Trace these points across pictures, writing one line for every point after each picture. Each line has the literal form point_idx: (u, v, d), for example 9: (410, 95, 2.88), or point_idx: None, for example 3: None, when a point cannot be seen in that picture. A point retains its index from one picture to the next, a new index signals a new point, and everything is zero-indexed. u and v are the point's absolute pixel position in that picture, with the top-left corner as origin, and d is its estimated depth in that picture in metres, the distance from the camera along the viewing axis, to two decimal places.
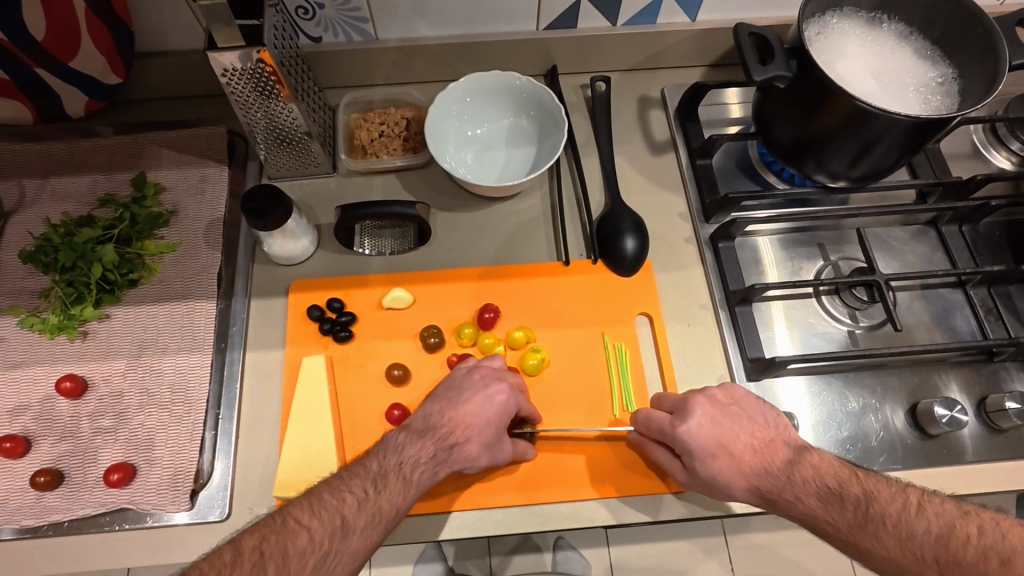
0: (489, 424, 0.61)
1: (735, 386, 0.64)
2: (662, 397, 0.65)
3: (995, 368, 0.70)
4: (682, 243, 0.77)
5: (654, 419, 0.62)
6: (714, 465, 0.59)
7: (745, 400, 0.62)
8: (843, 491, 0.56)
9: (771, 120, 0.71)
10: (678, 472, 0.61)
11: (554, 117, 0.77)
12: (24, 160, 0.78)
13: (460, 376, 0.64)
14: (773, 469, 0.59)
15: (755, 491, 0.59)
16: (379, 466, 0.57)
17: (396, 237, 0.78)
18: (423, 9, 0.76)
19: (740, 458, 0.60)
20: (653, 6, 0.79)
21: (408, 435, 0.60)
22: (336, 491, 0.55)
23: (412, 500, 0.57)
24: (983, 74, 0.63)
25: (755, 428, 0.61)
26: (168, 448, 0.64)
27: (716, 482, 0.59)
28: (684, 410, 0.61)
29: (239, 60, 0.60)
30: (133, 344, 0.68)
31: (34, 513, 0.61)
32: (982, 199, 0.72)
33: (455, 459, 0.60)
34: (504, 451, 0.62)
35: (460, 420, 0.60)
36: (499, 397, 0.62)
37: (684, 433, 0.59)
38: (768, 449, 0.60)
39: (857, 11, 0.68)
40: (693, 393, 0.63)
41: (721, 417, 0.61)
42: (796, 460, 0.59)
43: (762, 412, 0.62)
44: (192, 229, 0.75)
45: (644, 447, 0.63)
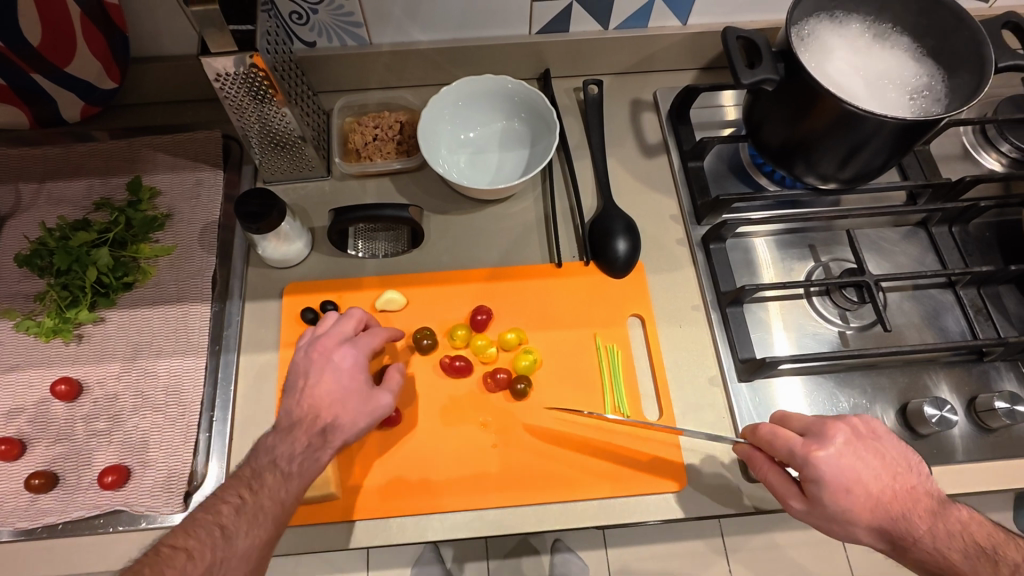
0: (347, 393, 0.62)
1: (874, 419, 0.59)
2: (789, 418, 0.60)
3: (986, 368, 0.70)
4: (674, 245, 0.78)
5: (780, 439, 0.57)
6: (845, 499, 0.54)
7: (887, 439, 0.58)
8: (998, 553, 0.53)
9: (762, 123, 0.72)
10: (795, 498, 0.57)
11: (546, 121, 0.78)
12: (20, 165, 0.79)
13: (301, 358, 0.63)
14: (911, 515, 0.54)
15: (880, 532, 0.55)
16: (252, 470, 0.57)
17: (390, 240, 0.79)
18: (416, 14, 0.77)
19: (878, 495, 0.55)
20: (644, 10, 0.80)
21: (277, 434, 0.60)
22: (210, 505, 0.54)
23: (297, 492, 0.57)
24: (969, 73, 0.63)
25: (899, 470, 0.56)
26: (162, 450, 0.64)
27: (842, 517, 0.55)
28: (820, 435, 0.56)
29: (232, 65, 0.61)
30: (128, 347, 0.69)
31: (28, 515, 0.62)
32: (971, 201, 0.73)
33: (334, 439, 0.60)
34: (380, 402, 0.62)
35: (321, 401, 0.61)
36: (346, 363, 0.63)
37: (820, 459, 0.54)
38: (910, 492, 0.55)
39: (846, 13, 0.69)
40: (832, 419, 0.58)
41: (865, 451, 0.56)
42: (942, 511, 0.54)
43: (903, 456, 0.57)
44: (187, 233, 0.75)
45: (754, 464, 0.60)
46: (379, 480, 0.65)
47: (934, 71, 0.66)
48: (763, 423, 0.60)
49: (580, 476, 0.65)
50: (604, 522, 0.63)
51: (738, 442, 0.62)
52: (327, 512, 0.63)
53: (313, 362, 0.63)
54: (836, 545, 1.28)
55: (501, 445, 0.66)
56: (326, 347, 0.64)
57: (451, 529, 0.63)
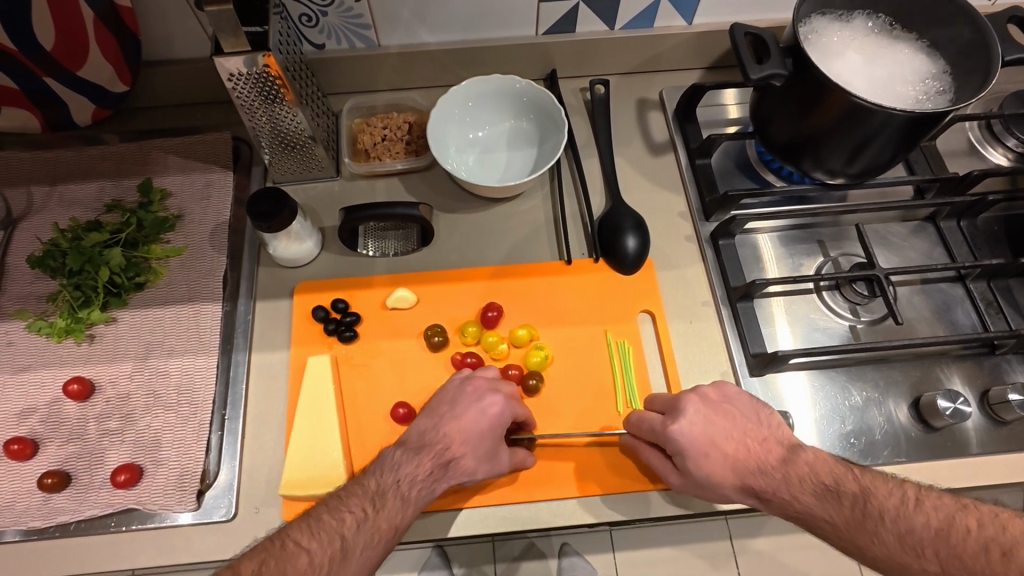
0: (482, 437, 0.60)
1: (728, 384, 0.63)
2: (652, 398, 0.65)
3: (997, 361, 0.70)
4: (683, 241, 0.78)
5: (645, 420, 0.61)
6: (704, 463, 0.58)
7: (739, 400, 0.61)
8: (839, 487, 0.55)
9: (769, 119, 0.72)
10: (672, 474, 0.60)
11: (554, 119, 0.78)
12: (33, 168, 0.79)
13: (454, 388, 0.64)
14: (765, 467, 0.58)
15: (746, 489, 0.58)
16: (378, 485, 0.57)
17: (400, 239, 0.79)
18: (425, 15, 0.77)
19: (731, 454, 0.59)
20: (649, 10, 0.80)
21: (405, 452, 0.59)
22: (336, 511, 0.55)
23: (412, 517, 0.57)
24: (976, 67, 0.64)
25: (751, 426, 0.60)
26: (174, 448, 0.64)
27: (707, 482, 0.58)
28: (674, 409, 0.61)
29: (244, 65, 0.62)
30: (140, 346, 0.69)
31: (41, 514, 0.61)
32: (979, 195, 0.73)
33: (452, 475, 0.60)
34: (504, 461, 0.61)
35: (455, 436, 0.60)
36: (493, 410, 0.62)
37: (677, 432, 0.59)
38: (761, 447, 0.59)
39: (844, 11, 0.69)
40: (684, 391, 0.62)
41: (715, 416, 0.60)
42: (791, 457, 0.58)
43: (754, 411, 0.61)
44: (198, 234, 0.76)
45: (638, 451, 0.63)
46: None
47: (939, 65, 0.67)
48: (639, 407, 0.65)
49: (589, 473, 0.65)
50: (613, 519, 0.63)
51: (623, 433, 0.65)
52: None
53: (467, 395, 0.63)
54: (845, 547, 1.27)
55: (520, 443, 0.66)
56: (489, 390, 0.63)
57: (463, 525, 0.63)
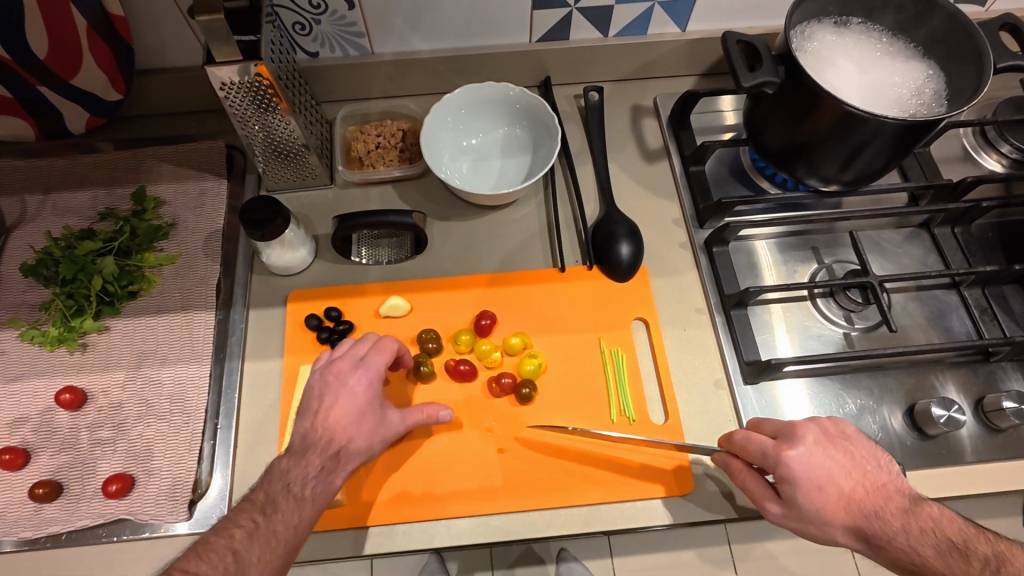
0: (360, 415, 0.61)
1: (844, 420, 0.61)
2: (761, 423, 0.62)
3: (992, 368, 0.70)
4: (677, 249, 0.78)
5: (753, 442, 0.59)
6: (817, 498, 0.56)
7: (858, 440, 0.59)
8: (969, 547, 0.54)
9: (762, 126, 0.72)
10: (773, 502, 0.58)
11: (547, 126, 0.78)
12: (26, 176, 0.79)
13: (315, 381, 0.62)
14: (884, 513, 0.55)
15: (855, 531, 0.55)
16: (266, 494, 0.56)
17: (394, 246, 0.79)
18: (418, 23, 0.77)
19: (849, 493, 0.56)
20: (643, 17, 0.80)
21: (291, 458, 0.59)
22: (224, 530, 0.53)
23: (311, 515, 0.56)
24: (967, 75, 0.64)
25: (870, 468, 0.57)
26: (166, 458, 0.64)
27: (817, 517, 0.56)
28: (790, 436, 0.59)
29: (237, 74, 0.62)
30: (132, 355, 0.69)
31: (32, 525, 0.61)
32: (973, 201, 0.73)
33: (345, 462, 0.59)
34: (392, 424, 0.62)
35: (336, 424, 0.60)
36: (361, 387, 0.62)
37: (792, 459, 0.57)
38: (882, 492, 0.56)
39: (835, 16, 0.69)
40: (802, 420, 0.60)
41: (834, 450, 0.58)
42: (915, 509, 0.56)
43: (873, 454, 0.59)
44: (192, 242, 0.76)
45: (733, 473, 0.61)
46: (385, 484, 0.64)
47: (932, 71, 0.67)
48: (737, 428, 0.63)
49: (582, 483, 0.64)
50: (605, 528, 0.63)
51: (716, 450, 0.63)
52: (332, 519, 0.63)
53: (329, 384, 0.62)
54: (844, 552, 1.27)
55: (508, 451, 0.66)
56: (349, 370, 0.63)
57: (456, 535, 0.63)
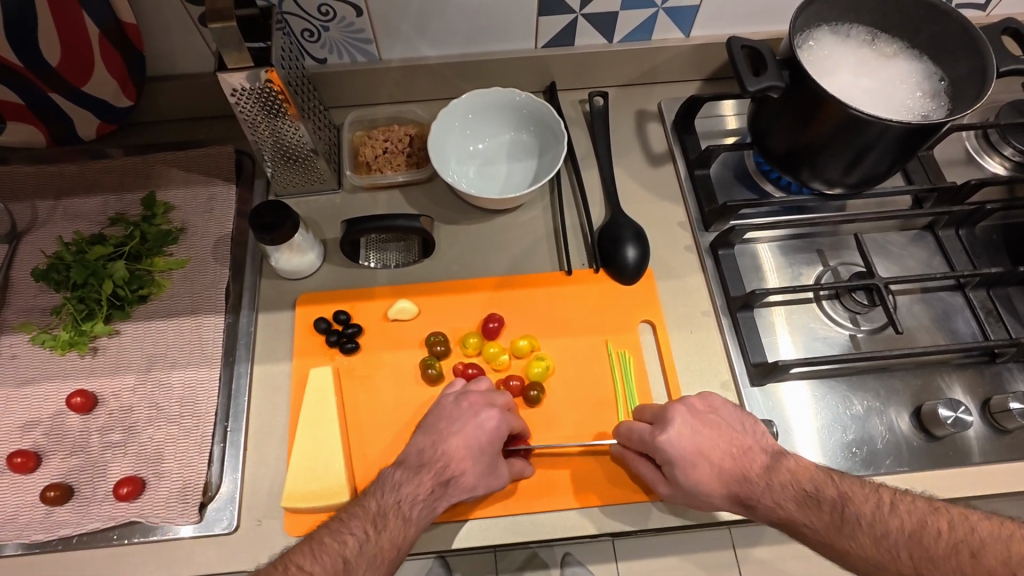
0: (481, 453, 0.61)
1: (712, 394, 0.64)
2: (641, 406, 0.65)
3: (998, 369, 0.70)
4: (682, 251, 0.78)
5: (633, 431, 0.62)
6: (693, 474, 0.59)
7: (725, 410, 0.63)
8: (820, 494, 0.57)
9: (767, 130, 0.73)
10: (660, 484, 0.61)
11: (553, 131, 0.79)
12: (38, 182, 0.80)
13: (449, 405, 0.64)
14: (749, 475, 0.59)
15: (734, 499, 0.60)
16: (379, 505, 0.58)
17: (401, 250, 0.80)
18: (425, 29, 0.78)
19: (717, 464, 0.60)
20: (647, 23, 0.81)
21: (405, 472, 0.60)
22: (338, 533, 0.56)
23: (413, 537, 0.58)
24: (972, 79, 0.64)
25: (732, 435, 0.61)
26: (177, 461, 0.64)
27: (695, 492, 0.59)
28: (662, 419, 0.62)
29: (247, 81, 0.63)
30: (143, 359, 0.69)
31: (44, 528, 0.62)
32: (977, 204, 0.73)
33: (452, 493, 0.60)
34: (502, 476, 0.62)
35: (454, 453, 0.61)
36: (491, 424, 0.62)
37: (664, 442, 0.60)
38: (745, 456, 0.60)
39: (808, 29, 0.69)
40: (672, 401, 0.63)
41: (699, 426, 0.61)
42: (774, 466, 0.59)
43: (739, 420, 0.62)
44: (201, 246, 0.76)
45: (627, 460, 0.64)
46: None
47: (921, 60, 0.69)
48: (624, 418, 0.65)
49: (589, 485, 0.65)
50: (614, 530, 0.64)
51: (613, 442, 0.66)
52: None
53: (464, 412, 0.63)
54: None
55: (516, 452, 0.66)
56: (487, 406, 0.64)
57: (466, 537, 0.63)
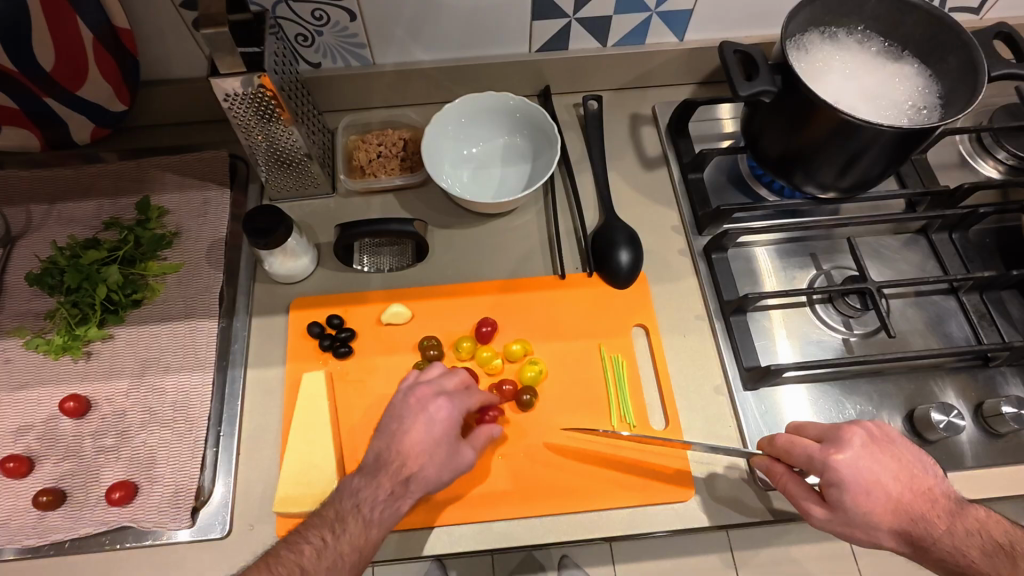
0: (434, 445, 0.61)
1: (887, 424, 0.60)
2: (804, 426, 0.61)
3: (992, 373, 0.70)
4: (676, 255, 0.78)
5: (798, 445, 0.58)
6: (866, 502, 0.55)
7: (901, 443, 0.58)
8: (1014, 548, 0.53)
9: (760, 134, 0.73)
10: (817, 506, 0.57)
11: (547, 135, 0.79)
12: (33, 186, 0.80)
13: (398, 403, 0.63)
14: (930, 515, 0.55)
15: (902, 534, 0.55)
16: (337, 511, 0.57)
17: (395, 254, 0.79)
18: (419, 34, 0.78)
19: (897, 496, 0.55)
20: (641, 27, 0.81)
21: (362, 477, 0.59)
22: (295, 544, 0.55)
23: (376, 538, 0.57)
24: (965, 84, 0.64)
25: (916, 471, 0.57)
26: (169, 465, 0.64)
27: (864, 521, 0.55)
28: (836, 439, 0.57)
29: (240, 86, 0.63)
30: (136, 363, 0.69)
31: (36, 532, 0.62)
32: (970, 208, 0.73)
33: (414, 490, 0.59)
34: (465, 459, 0.61)
35: (409, 451, 0.60)
36: (441, 414, 0.62)
37: (841, 463, 0.55)
38: (926, 495, 0.56)
39: (798, 36, 0.69)
40: (847, 424, 0.59)
41: (882, 453, 0.56)
42: (960, 511, 0.55)
43: (919, 457, 0.58)
44: (195, 250, 0.76)
45: (773, 477, 0.59)
46: None
47: (908, 60, 0.69)
48: (778, 432, 0.61)
49: (581, 489, 0.65)
50: (606, 534, 0.63)
51: (755, 456, 0.61)
52: None
53: (412, 410, 0.62)
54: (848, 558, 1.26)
55: (508, 456, 0.66)
56: (433, 398, 0.63)
57: (456, 542, 0.63)
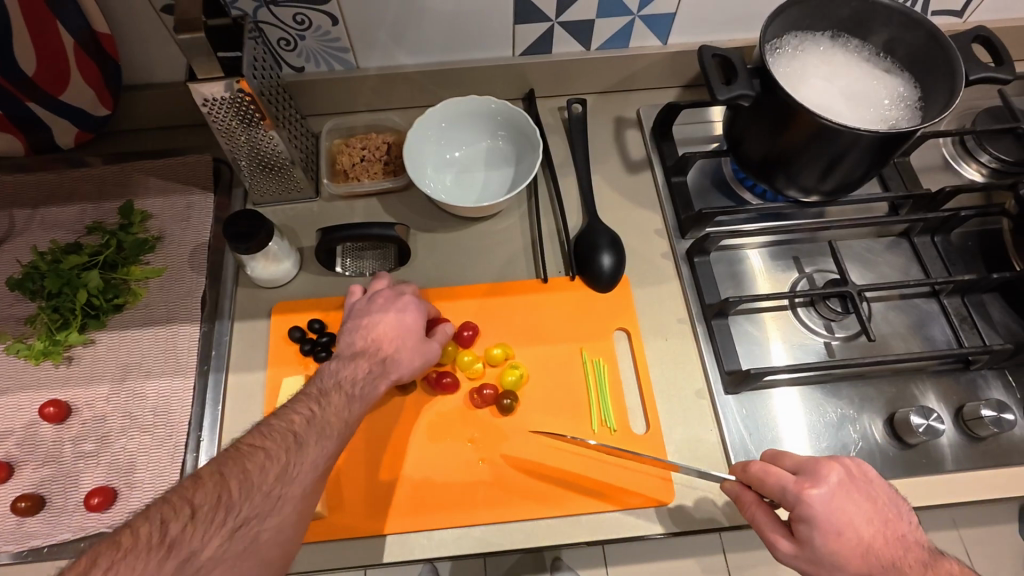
0: (409, 326, 0.64)
1: (867, 465, 0.58)
2: (779, 456, 0.60)
3: (973, 376, 0.70)
4: (659, 259, 0.78)
5: (771, 475, 0.57)
6: (836, 542, 0.53)
7: (879, 485, 0.57)
8: None
9: (741, 137, 0.73)
10: (784, 540, 0.56)
11: (530, 139, 0.79)
12: (16, 191, 0.80)
13: (362, 305, 0.66)
14: (901, 564, 0.53)
15: None
16: (320, 388, 0.58)
17: (377, 258, 0.79)
18: (401, 38, 0.79)
19: (867, 539, 0.53)
20: (624, 31, 0.81)
21: (340, 361, 0.61)
22: (285, 413, 0.54)
23: (358, 413, 0.58)
24: (943, 87, 0.64)
25: (890, 516, 0.55)
26: (149, 470, 0.64)
27: (830, 562, 0.53)
28: (813, 473, 0.56)
29: (219, 91, 0.63)
30: (117, 368, 0.69)
31: (14, 538, 0.61)
32: (951, 210, 0.73)
33: (391, 372, 0.62)
34: (433, 349, 0.65)
35: (384, 335, 0.63)
36: (409, 307, 0.66)
37: (813, 498, 0.54)
38: (899, 543, 0.54)
39: (777, 38, 0.69)
40: (826, 457, 0.57)
41: (858, 494, 0.55)
42: (932, 563, 0.53)
43: (893, 501, 0.57)
44: (178, 255, 0.76)
45: (742, 504, 0.59)
46: (368, 494, 0.65)
47: (874, 52, 0.70)
48: (754, 459, 0.60)
49: (559, 493, 0.65)
50: (584, 539, 0.63)
51: (726, 481, 0.61)
52: (315, 529, 0.63)
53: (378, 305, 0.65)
54: None
55: (489, 462, 0.66)
56: (401, 294, 0.67)
57: (437, 547, 0.63)
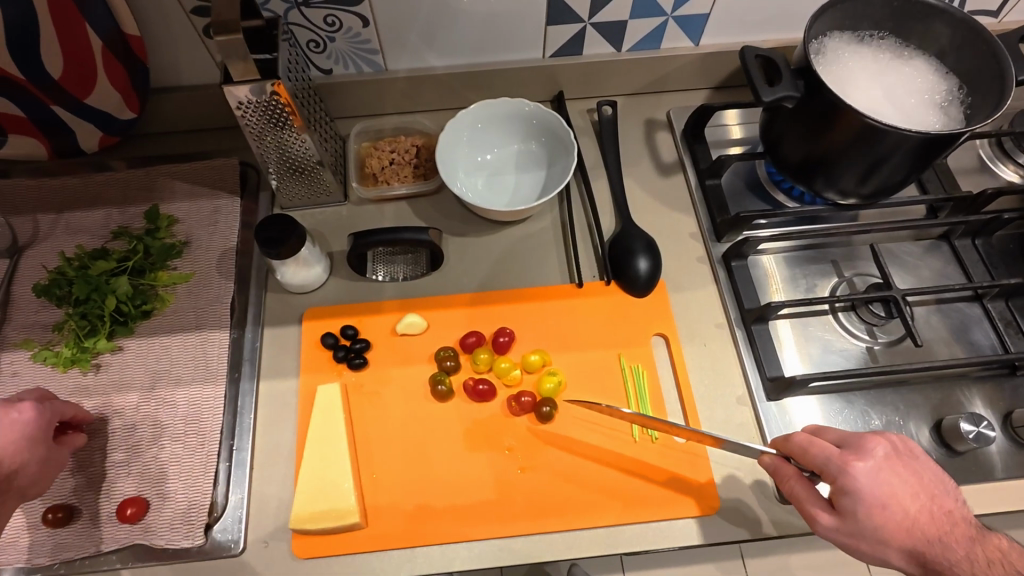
0: (30, 444, 0.56)
1: (913, 441, 0.57)
2: (822, 432, 0.59)
3: (1018, 383, 0.69)
4: (694, 262, 0.77)
5: (815, 447, 0.55)
6: (880, 515, 0.52)
7: (924, 460, 0.56)
8: None
9: (780, 139, 0.72)
10: (823, 512, 0.55)
11: (563, 142, 0.78)
12: (39, 195, 0.79)
13: None
14: (947, 538, 0.52)
15: (911, 554, 0.52)
16: None
17: (409, 262, 0.78)
18: (432, 39, 0.77)
19: (911, 512, 0.52)
20: (656, 32, 0.80)
21: None
22: None
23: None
24: (990, 88, 0.63)
25: (937, 492, 0.54)
26: (181, 480, 0.63)
27: (873, 535, 0.52)
28: (857, 448, 0.55)
29: (253, 93, 0.62)
30: (147, 376, 0.68)
31: (45, 550, 0.60)
32: (995, 213, 0.72)
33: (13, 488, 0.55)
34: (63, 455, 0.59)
35: (6, 455, 0.54)
36: (26, 418, 0.56)
37: (857, 470, 0.53)
38: (946, 519, 0.53)
39: (819, 39, 0.68)
40: (871, 434, 0.57)
41: (904, 469, 0.54)
42: (982, 538, 0.52)
43: (941, 479, 0.55)
44: (205, 260, 0.75)
45: (780, 478, 0.58)
46: (403, 505, 0.63)
47: (921, 52, 0.68)
48: (797, 432, 0.59)
49: (601, 503, 0.63)
50: (627, 549, 0.62)
51: (763, 456, 0.60)
52: (350, 542, 0.62)
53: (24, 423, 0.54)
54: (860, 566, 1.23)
55: (529, 470, 0.65)
56: (16, 400, 0.57)
57: (477, 557, 0.61)
